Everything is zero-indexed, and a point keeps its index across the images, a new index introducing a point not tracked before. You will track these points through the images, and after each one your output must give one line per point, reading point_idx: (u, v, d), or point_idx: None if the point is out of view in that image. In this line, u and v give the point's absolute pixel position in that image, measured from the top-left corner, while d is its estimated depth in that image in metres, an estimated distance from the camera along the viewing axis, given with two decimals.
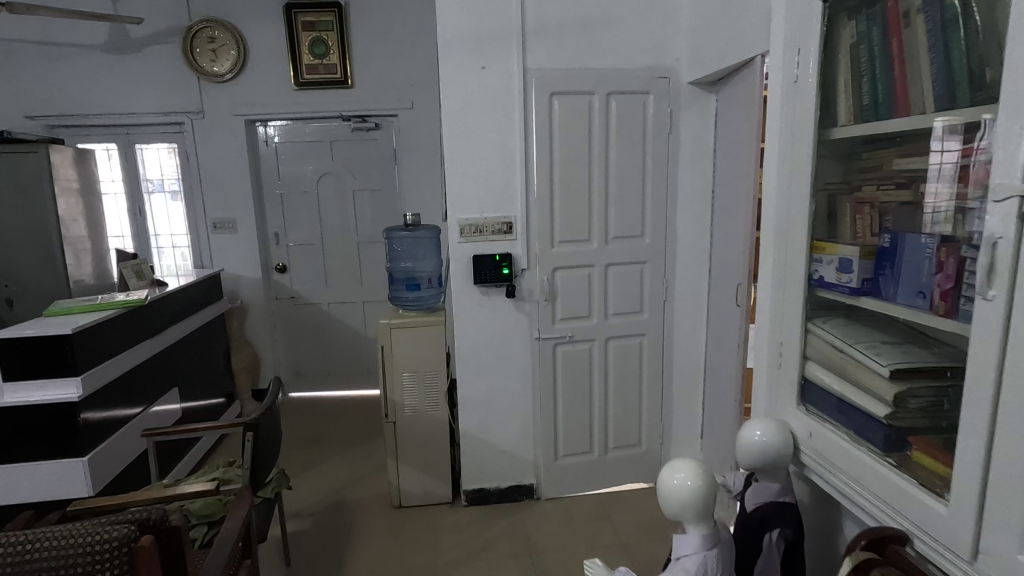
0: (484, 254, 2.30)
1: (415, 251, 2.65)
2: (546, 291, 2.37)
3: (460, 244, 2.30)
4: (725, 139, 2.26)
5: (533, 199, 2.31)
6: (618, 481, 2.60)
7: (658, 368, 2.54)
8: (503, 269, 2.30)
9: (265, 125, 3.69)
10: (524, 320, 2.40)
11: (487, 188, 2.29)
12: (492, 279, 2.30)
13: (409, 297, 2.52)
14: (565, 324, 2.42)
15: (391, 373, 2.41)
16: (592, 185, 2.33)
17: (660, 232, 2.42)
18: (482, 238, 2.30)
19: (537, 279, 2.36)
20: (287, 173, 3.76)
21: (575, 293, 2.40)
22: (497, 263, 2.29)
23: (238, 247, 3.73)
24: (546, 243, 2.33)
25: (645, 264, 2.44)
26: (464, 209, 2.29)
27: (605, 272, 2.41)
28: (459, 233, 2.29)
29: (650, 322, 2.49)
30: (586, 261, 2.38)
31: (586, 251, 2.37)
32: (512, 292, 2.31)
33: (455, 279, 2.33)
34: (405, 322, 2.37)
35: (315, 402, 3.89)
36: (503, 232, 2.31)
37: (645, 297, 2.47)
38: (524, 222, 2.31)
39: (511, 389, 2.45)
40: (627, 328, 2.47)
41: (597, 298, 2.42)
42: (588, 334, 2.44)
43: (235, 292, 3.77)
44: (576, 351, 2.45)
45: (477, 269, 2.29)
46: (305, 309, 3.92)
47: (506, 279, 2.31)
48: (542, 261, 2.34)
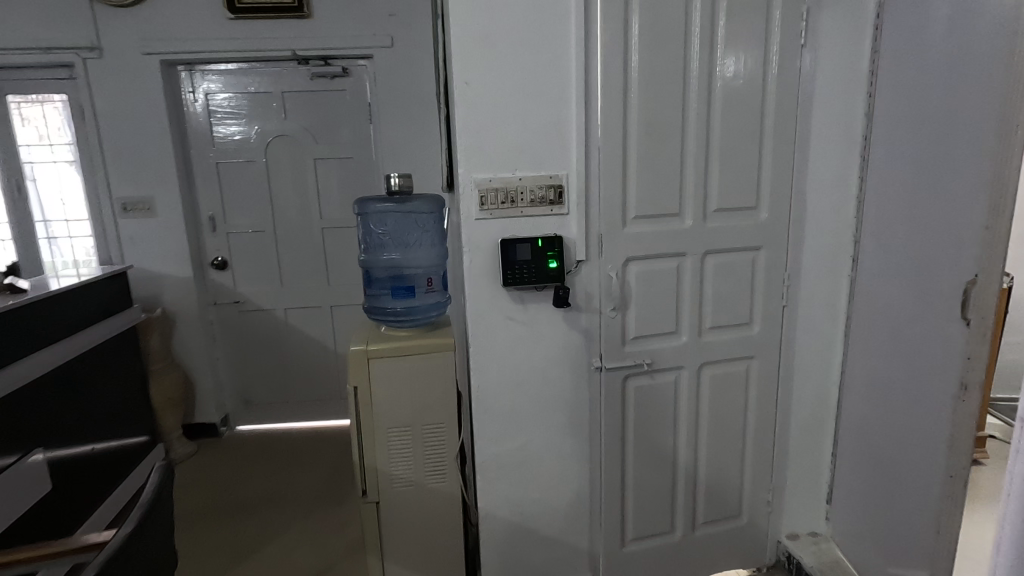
0: (520, 240, 1.42)
1: (402, 227, 1.67)
2: (615, 296, 1.51)
3: (480, 225, 1.43)
4: (894, 54, 1.43)
5: (596, 149, 1.44)
6: (709, 569, 1.79)
7: (770, 406, 1.72)
8: (548, 262, 1.44)
9: (194, 72, 2.74)
10: (579, 341, 1.54)
11: (524, 130, 1.41)
12: (533, 279, 1.43)
13: (399, 310, 1.62)
14: (641, 346, 1.57)
15: (371, 427, 1.53)
16: (684, 131, 1.49)
17: (782, 202, 1.59)
18: (518, 216, 1.43)
19: (602, 277, 1.50)
20: (225, 136, 2.81)
21: (656, 300, 1.55)
22: (541, 254, 1.43)
23: (157, 236, 2.76)
24: (616, 221, 1.48)
25: (758, 252, 1.61)
26: (488, 167, 1.41)
27: (702, 267, 1.57)
28: (478, 205, 1.42)
29: (763, 339, 1.67)
30: (673, 248, 1.53)
31: (675, 234, 1.53)
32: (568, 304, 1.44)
33: (471, 279, 1.46)
34: (395, 349, 1.49)
35: (273, 438, 3.00)
36: (548, 204, 1.44)
37: (755, 302, 1.64)
38: (583, 188, 1.45)
39: (557, 445, 1.59)
40: (730, 348, 1.64)
41: (687, 306, 1.59)
42: (675, 361, 1.60)
43: (157, 297, 2.81)
44: (655, 386, 1.61)
45: (509, 264, 1.42)
46: (256, 316, 2.99)
47: (555, 278, 1.44)
48: (610, 252, 1.49)
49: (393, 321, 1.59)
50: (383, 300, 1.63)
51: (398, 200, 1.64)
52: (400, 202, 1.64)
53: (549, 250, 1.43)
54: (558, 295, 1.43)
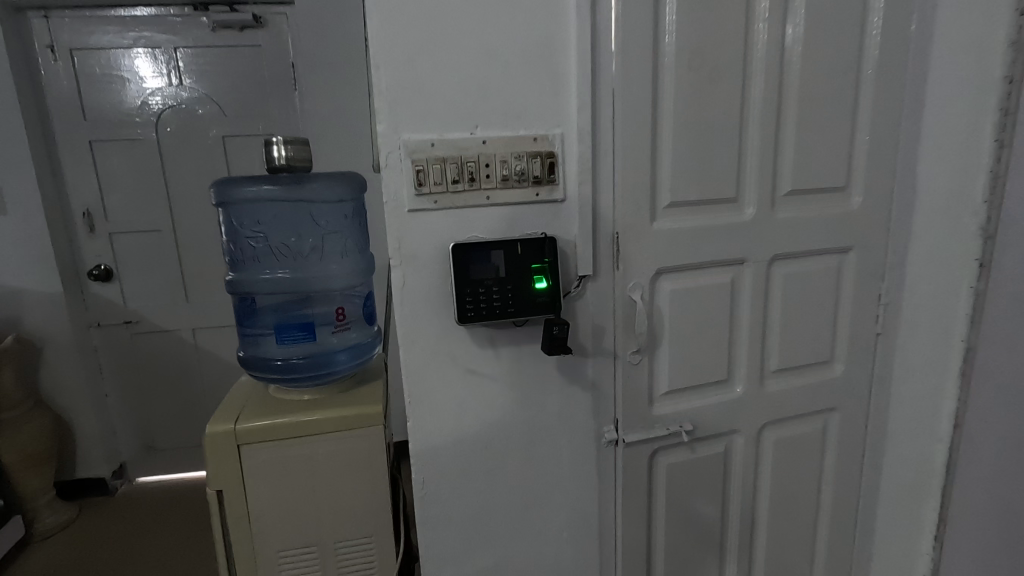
0: (487, 246, 0.85)
1: (294, 223, 0.99)
2: (640, 333, 0.95)
3: (418, 222, 0.85)
4: None
5: (608, 92, 0.87)
6: None
7: (853, 477, 1.20)
8: (533, 283, 0.87)
9: (51, 18, 2.05)
10: (584, 402, 0.98)
11: (487, 55, 0.82)
12: (508, 311, 0.87)
13: (295, 363, 0.98)
14: (677, 405, 1.02)
15: (251, 553, 0.94)
16: (746, 69, 0.94)
17: (883, 179, 1.05)
18: (482, 205, 0.86)
19: (618, 304, 0.95)
20: (100, 105, 2.14)
21: (698, 335, 1.00)
22: (522, 270, 0.86)
23: (9, 239, 2.08)
24: (639, 213, 0.92)
25: (846, 256, 1.07)
26: (429, 121, 0.83)
27: (766, 283, 1.02)
28: (413, 187, 0.83)
29: (848, 383, 1.13)
30: (727, 254, 0.98)
31: (729, 232, 0.97)
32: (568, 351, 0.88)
33: (407, 312, 0.88)
34: (287, 429, 0.91)
35: (182, 494, 2.36)
36: (532, 185, 0.87)
37: (838, 331, 1.10)
38: (589, 160, 0.88)
39: (550, 559, 1.04)
40: (804, 399, 1.11)
41: (743, 342, 1.04)
42: (726, 424, 1.06)
43: (16, 319, 2.14)
44: (697, 462, 1.06)
45: (469, 288, 0.85)
46: (156, 340, 2.34)
47: (547, 308, 0.88)
48: (631, 263, 0.93)
49: (284, 381, 0.98)
50: (267, 349, 0.97)
51: (285, 180, 0.95)
52: (290, 183, 0.96)
53: (534, 263, 0.87)
54: (551, 337, 0.87)
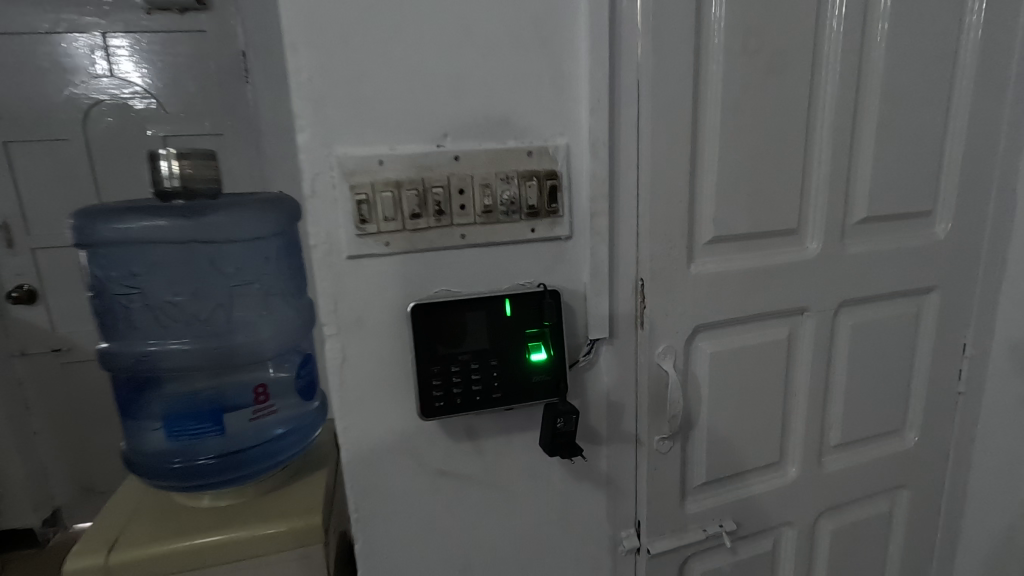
0: (463, 306, 0.60)
1: (201, 268, 0.73)
2: (673, 413, 0.70)
3: (364, 272, 0.59)
4: None
5: (632, 87, 0.62)
6: None
7: (921, 565, 0.97)
8: (527, 356, 0.62)
9: None
10: (597, 503, 0.74)
11: (460, 31, 0.57)
12: (494, 396, 0.61)
13: (205, 460, 0.70)
14: (717, 497, 0.78)
15: None
16: (815, 57, 0.69)
17: (976, 202, 0.81)
18: (454, 246, 0.61)
19: (641, 374, 0.70)
20: (13, 100, 1.82)
21: (746, 409, 0.76)
22: (512, 338, 0.61)
23: None
24: (671, 253, 0.67)
25: (926, 298, 0.83)
26: (375, 128, 0.57)
27: (830, 338, 0.78)
28: (355, 223, 0.57)
29: (922, 455, 0.90)
30: (784, 303, 0.74)
31: (787, 275, 0.73)
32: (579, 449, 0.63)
33: (350, 398, 0.62)
34: (179, 561, 0.64)
35: None
36: (525, 219, 0.62)
37: (914, 392, 0.87)
38: (605, 183, 0.63)
39: None
40: (868, 478, 0.87)
41: (800, 414, 0.80)
42: (775, 517, 0.82)
43: None
44: (740, 566, 0.82)
45: (439, 366, 0.60)
46: (90, 370, 2.04)
47: (548, 388, 0.63)
48: (662, 320, 0.69)
49: (184, 488, 0.70)
50: (158, 442, 0.69)
51: (181, 209, 0.69)
52: (189, 214, 0.69)
53: (529, 327, 0.62)
54: (554, 431, 0.62)
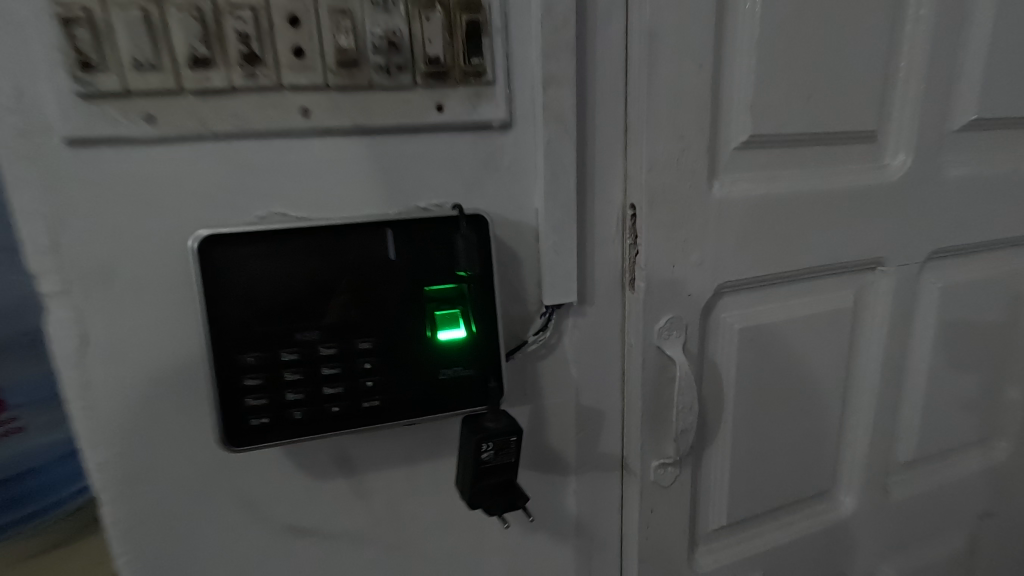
0: (307, 241, 0.33)
1: None
2: (682, 428, 0.44)
3: (109, 174, 0.31)
4: None
5: None
6: None
7: None
8: (432, 336, 0.35)
9: None
10: (561, 565, 0.47)
11: None
12: (369, 405, 0.34)
13: None
14: (741, 546, 0.52)
15: None
16: None
17: None
18: (292, 132, 0.33)
19: (631, 365, 0.43)
20: None
21: (790, 417, 0.50)
22: (401, 300, 0.34)
23: None
24: (683, 161, 0.40)
25: None
26: None
27: (910, 309, 0.52)
28: (69, 68, 0.29)
29: (1015, 473, 0.65)
30: (852, 253, 0.48)
31: (859, 206, 0.47)
32: (524, 497, 0.36)
33: (108, 411, 0.34)
34: None
35: None
36: (423, 83, 0.34)
37: (1011, 386, 0.62)
38: (570, 25, 0.35)
39: None
40: (946, 506, 0.62)
41: (862, 423, 0.54)
42: (820, 570, 0.57)
43: None
44: None
45: (260, 352, 0.32)
46: None
47: (469, 389, 0.36)
48: (667, 275, 0.41)
49: None
50: None
51: None
52: None
53: (432, 284, 0.35)
54: (479, 467, 0.35)
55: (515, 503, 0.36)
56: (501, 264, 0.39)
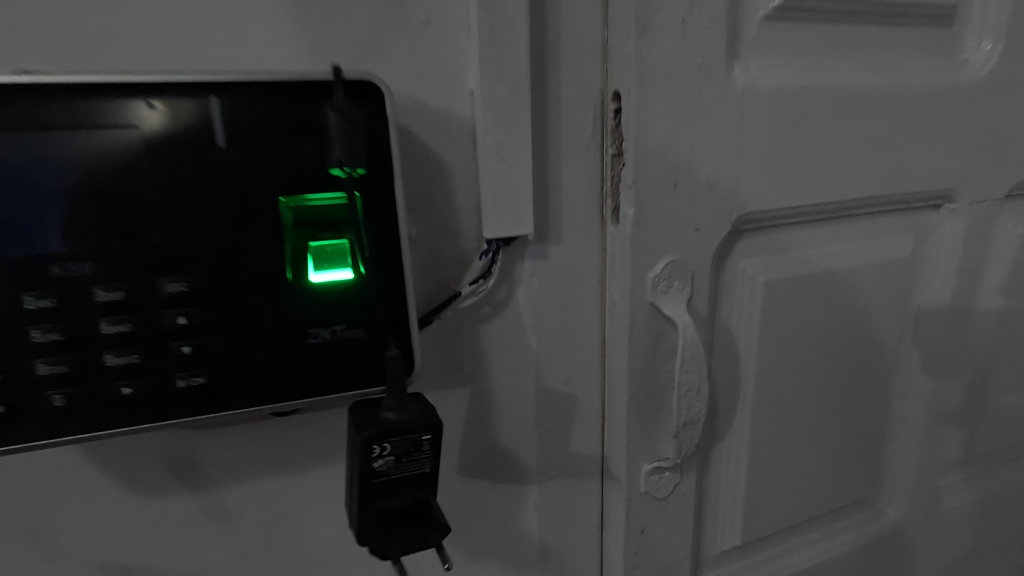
0: (58, 110, 0.19)
1: None
2: (685, 420, 0.31)
3: None
4: None
5: None
6: None
7: None
8: (299, 279, 0.22)
9: None
10: None
11: None
12: (188, 385, 0.21)
13: None
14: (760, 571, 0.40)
15: None
16: None
17: None
18: None
19: (614, 332, 0.31)
20: None
21: (826, 404, 0.37)
22: (236, 217, 0.21)
23: None
24: (691, 27, 0.27)
25: None
26: None
27: (980, 263, 0.40)
28: None
29: None
30: (915, 181, 0.35)
31: (928, 115, 0.34)
32: (443, 530, 0.23)
33: None
34: None
35: None
36: None
37: None
38: None
39: None
40: (1005, 512, 0.50)
41: (913, 412, 0.42)
42: None
43: None
44: None
45: None
46: None
47: (357, 359, 0.23)
48: (666, 201, 0.29)
49: None
50: None
51: None
52: None
53: (309, 196, 0.22)
54: (371, 483, 0.22)
55: (428, 541, 0.23)
56: (418, 177, 0.26)
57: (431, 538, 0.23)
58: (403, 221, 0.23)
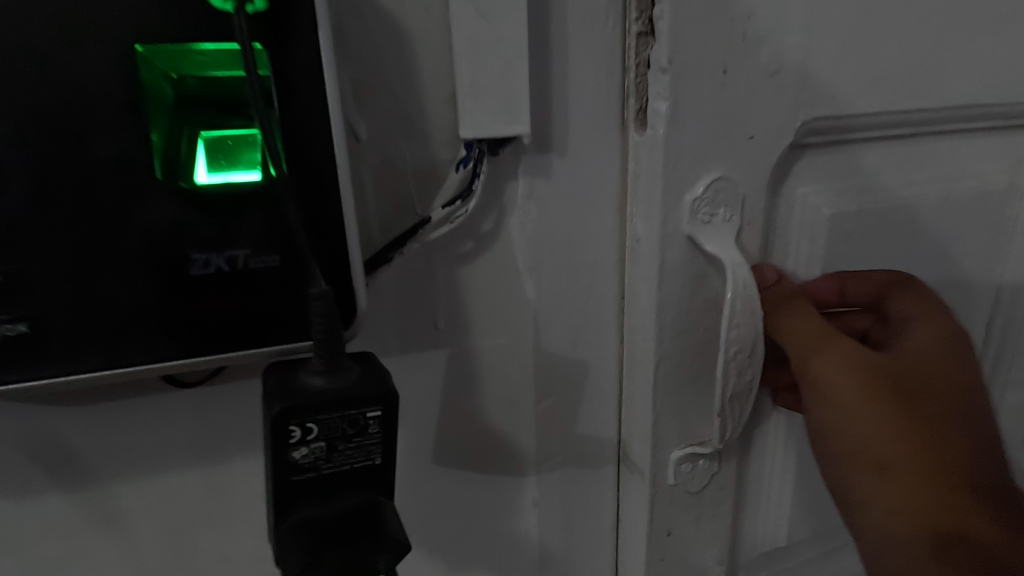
0: None
1: None
2: (730, 395, 0.23)
3: None
4: None
5: None
6: None
7: None
8: (183, 176, 0.15)
9: None
10: None
11: None
12: (1, 334, 0.14)
13: None
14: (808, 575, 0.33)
15: None
16: None
17: None
18: None
19: (638, 278, 0.23)
20: None
21: None
22: (75, 77, 0.14)
23: None
24: None
25: None
26: None
27: None
28: None
29: None
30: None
31: None
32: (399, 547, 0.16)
33: None
34: None
35: None
36: None
37: None
38: None
39: None
40: None
41: (992, 387, 0.35)
42: None
43: None
44: None
45: None
46: None
47: (271, 305, 0.16)
48: (710, 92, 0.21)
49: None
50: None
51: None
52: None
53: (200, 43, 0.14)
54: (291, 482, 0.15)
55: (376, 563, 0.16)
56: (366, 47, 0.19)
57: (378, 560, 0.16)
58: (336, 92, 0.16)
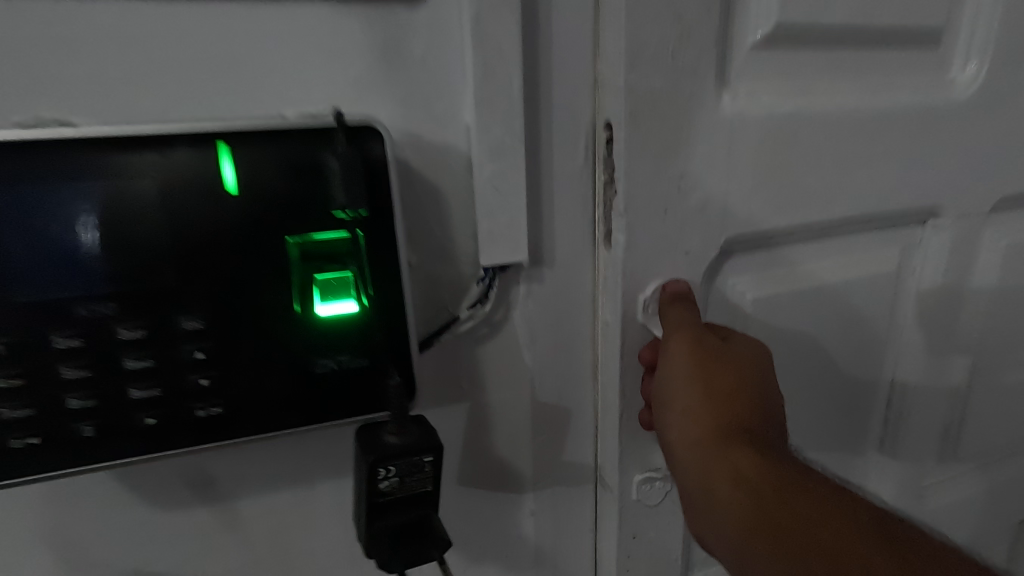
0: (88, 161, 0.20)
1: None
2: None
3: None
4: None
5: None
6: None
7: None
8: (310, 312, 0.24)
9: None
10: None
11: None
12: (206, 415, 0.23)
13: None
14: None
15: None
16: None
17: None
18: None
19: (607, 349, 0.32)
20: None
21: (813, 413, 0.39)
22: (251, 257, 0.23)
23: None
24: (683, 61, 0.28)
25: None
26: None
27: (969, 273, 0.41)
28: None
29: None
30: (902, 199, 0.36)
31: (913, 136, 0.35)
32: (444, 542, 0.25)
33: None
34: None
35: None
36: None
37: None
38: None
39: None
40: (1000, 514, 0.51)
41: (899, 419, 0.43)
42: None
43: None
44: None
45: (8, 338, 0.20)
46: None
47: (363, 388, 0.25)
48: (656, 225, 0.30)
49: None
50: None
51: None
52: None
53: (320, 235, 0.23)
54: (377, 503, 0.24)
55: (431, 553, 0.25)
56: (418, 206, 0.27)
57: (433, 550, 0.25)
58: (403, 253, 0.24)
